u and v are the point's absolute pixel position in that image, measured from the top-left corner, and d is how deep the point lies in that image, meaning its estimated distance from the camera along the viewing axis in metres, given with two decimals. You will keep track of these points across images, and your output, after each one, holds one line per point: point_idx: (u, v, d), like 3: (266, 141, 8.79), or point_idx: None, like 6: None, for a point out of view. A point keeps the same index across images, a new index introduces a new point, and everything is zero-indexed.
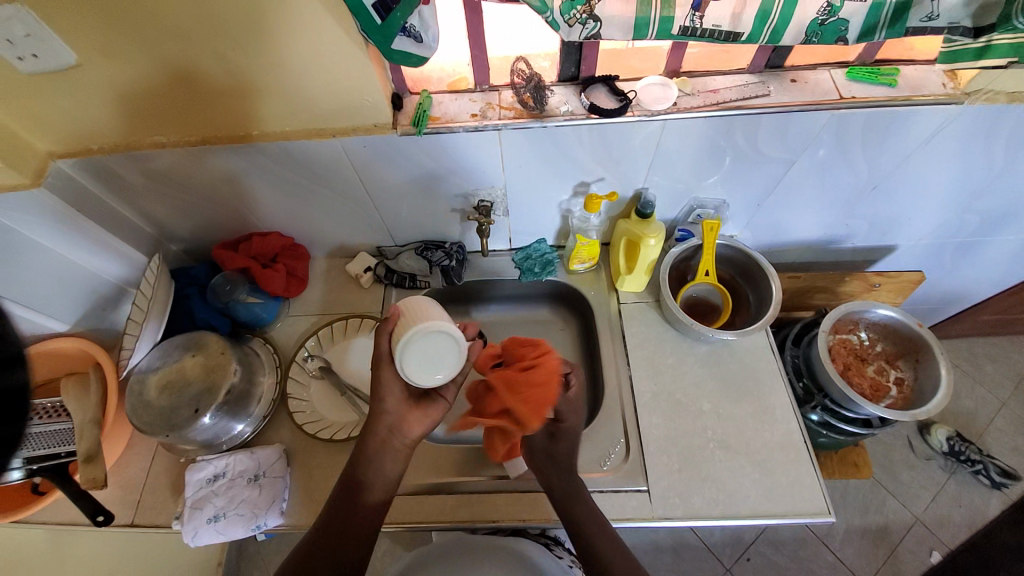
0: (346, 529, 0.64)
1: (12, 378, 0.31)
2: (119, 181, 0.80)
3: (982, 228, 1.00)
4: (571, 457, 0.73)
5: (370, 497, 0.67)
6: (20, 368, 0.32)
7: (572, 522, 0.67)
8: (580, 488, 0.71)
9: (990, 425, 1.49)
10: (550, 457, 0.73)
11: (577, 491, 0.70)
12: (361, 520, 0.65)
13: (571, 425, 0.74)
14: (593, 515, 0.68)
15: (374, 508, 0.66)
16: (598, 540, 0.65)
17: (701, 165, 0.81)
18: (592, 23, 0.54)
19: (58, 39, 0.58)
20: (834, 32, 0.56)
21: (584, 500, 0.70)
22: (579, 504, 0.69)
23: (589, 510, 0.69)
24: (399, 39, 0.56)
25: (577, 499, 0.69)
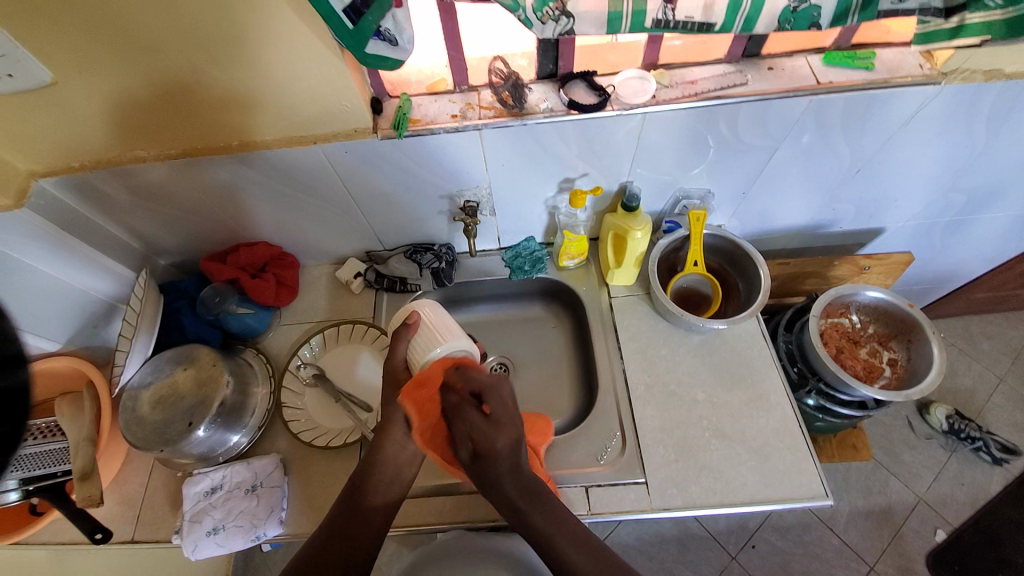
0: (354, 531, 0.64)
1: (15, 377, 0.36)
2: (103, 197, 0.80)
3: (967, 206, 1.00)
4: (515, 469, 0.64)
5: (375, 496, 0.66)
6: (20, 369, 0.37)
7: (531, 529, 0.63)
8: (539, 496, 0.65)
9: (988, 401, 1.49)
10: (491, 478, 0.64)
11: (534, 500, 0.64)
12: (364, 520, 0.65)
13: (499, 446, 0.63)
14: (555, 520, 0.63)
15: (372, 512, 0.65)
16: (568, 547, 0.62)
17: (684, 156, 0.81)
18: (565, 20, 0.54)
19: (31, 58, 0.58)
20: (805, 18, 0.56)
21: (545, 506, 0.64)
22: (539, 512, 0.64)
23: (553, 518, 0.64)
24: (373, 43, 0.56)
25: (534, 508, 0.64)
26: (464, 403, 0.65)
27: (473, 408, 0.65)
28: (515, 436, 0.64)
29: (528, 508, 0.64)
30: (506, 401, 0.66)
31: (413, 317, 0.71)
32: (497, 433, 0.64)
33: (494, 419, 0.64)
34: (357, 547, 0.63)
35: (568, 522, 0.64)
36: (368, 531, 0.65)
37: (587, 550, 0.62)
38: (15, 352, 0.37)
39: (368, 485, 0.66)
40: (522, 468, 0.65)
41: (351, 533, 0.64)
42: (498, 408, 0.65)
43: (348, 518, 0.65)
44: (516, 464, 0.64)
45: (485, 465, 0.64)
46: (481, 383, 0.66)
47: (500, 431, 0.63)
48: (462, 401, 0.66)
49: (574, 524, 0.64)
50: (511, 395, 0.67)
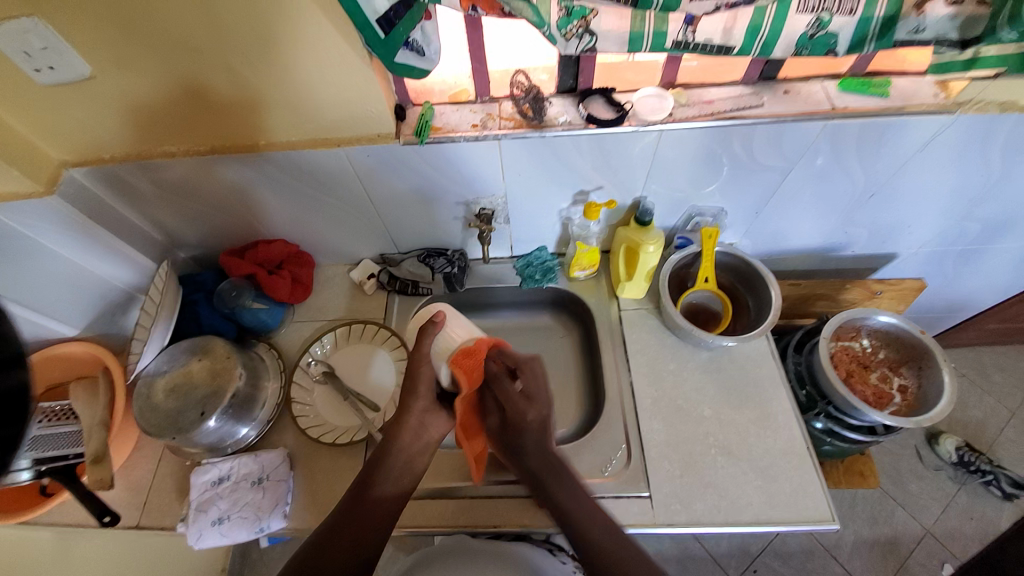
0: (364, 518, 0.65)
1: (19, 377, 0.37)
2: (130, 189, 0.82)
3: (981, 236, 1.00)
4: (542, 439, 0.73)
5: (384, 488, 0.68)
6: (21, 367, 0.37)
7: (553, 499, 0.68)
8: (560, 471, 0.70)
9: (999, 435, 1.47)
10: (519, 446, 0.73)
11: (555, 474, 0.70)
12: (375, 508, 0.66)
13: (530, 417, 0.73)
14: (574, 498, 0.68)
15: (373, 505, 0.67)
16: (588, 526, 0.64)
17: (698, 174, 0.82)
18: (588, 38, 0.56)
19: (74, 52, 0.61)
20: (823, 44, 0.57)
21: (564, 480, 0.70)
22: (556, 484, 0.69)
23: (572, 494, 0.68)
24: (403, 53, 0.58)
25: (554, 482, 0.69)
26: (503, 375, 0.75)
27: (508, 381, 0.75)
28: (545, 411, 0.74)
29: (549, 483, 0.69)
30: (537, 379, 0.76)
31: (439, 315, 0.72)
32: (536, 401, 0.74)
33: (528, 393, 0.74)
34: (368, 534, 0.64)
35: (584, 499, 0.67)
36: (379, 518, 0.66)
37: (598, 527, 0.64)
38: (15, 352, 0.37)
39: (379, 475, 0.68)
40: (547, 441, 0.73)
41: (360, 521, 0.65)
42: (537, 382, 0.75)
43: (359, 505, 0.66)
44: (545, 433, 0.74)
45: (514, 433, 0.74)
46: (517, 360, 0.75)
47: (531, 405, 0.73)
48: (500, 373, 0.75)
49: (586, 498, 0.68)
50: (543, 375, 0.76)
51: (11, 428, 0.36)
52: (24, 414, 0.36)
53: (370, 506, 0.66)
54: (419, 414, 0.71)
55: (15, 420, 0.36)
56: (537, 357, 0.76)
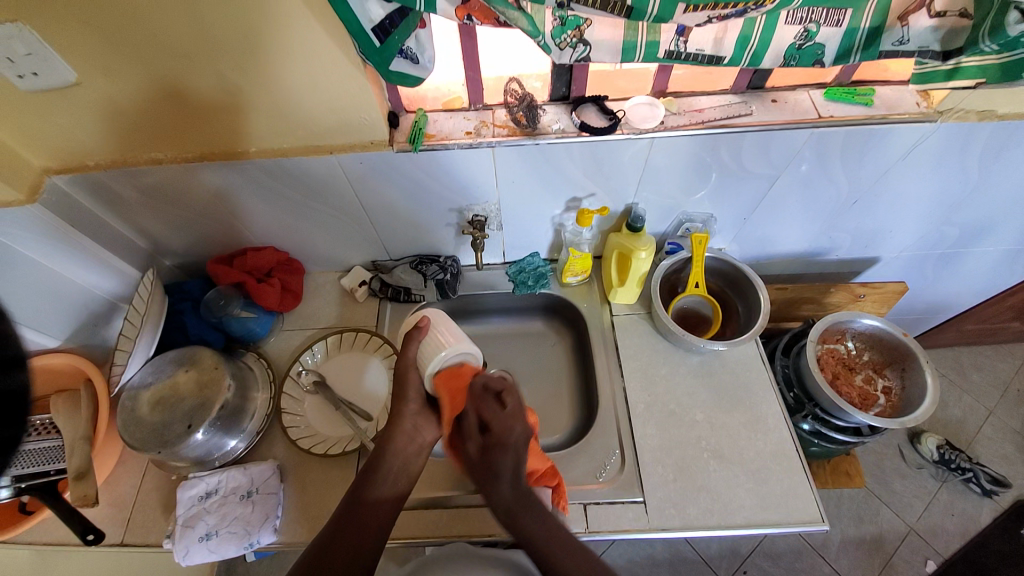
0: (360, 528, 0.63)
1: (15, 380, 0.32)
2: (114, 196, 0.80)
3: (960, 240, 1.03)
4: (518, 467, 0.69)
5: (379, 497, 0.66)
6: (19, 369, 0.33)
7: (522, 529, 0.66)
8: (530, 501, 0.68)
9: (978, 433, 1.51)
10: (493, 475, 0.69)
11: (526, 506, 0.68)
12: (370, 517, 0.65)
13: (515, 434, 0.70)
14: (546, 525, 0.66)
15: (370, 509, 0.65)
16: (557, 554, 0.63)
17: (688, 181, 0.83)
18: (582, 47, 0.57)
19: (60, 58, 0.60)
20: (810, 56, 0.59)
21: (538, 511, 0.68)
22: (529, 515, 0.67)
23: (544, 523, 0.66)
24: (398, 61, 0.58)
25: (524, 513, 0.67)
26: (485, 397, 0.70)
27: (492, 402, 0.71)
28: (521, 434, 0.71)
29: (518, 515, 0.67)
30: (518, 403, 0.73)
31: (423, 322, 0.71)
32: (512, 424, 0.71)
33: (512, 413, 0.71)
34: (365, 542, 0.63)
35: (557, 528, 0.66)
36: (376, 526, 0.65)
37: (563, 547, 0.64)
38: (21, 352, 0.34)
39: (373, 484, 0.67)
40: (520, 468, 0.70)
41: (356, 529, 0.63)
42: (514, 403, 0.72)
43: (355, 514, 0.64)
44: (519, 464, 0.70)
45: (488, 460, 0.69)
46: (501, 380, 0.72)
47: (509, 431, 0.70)
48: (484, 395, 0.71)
49: (555, 522, 0.67)
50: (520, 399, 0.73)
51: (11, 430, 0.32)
52: (21, 416, 0.32)
53: (366, 514, 0.65)
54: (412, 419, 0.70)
55: (14, 423, 0.32)
56: (515, 383, 0.74)
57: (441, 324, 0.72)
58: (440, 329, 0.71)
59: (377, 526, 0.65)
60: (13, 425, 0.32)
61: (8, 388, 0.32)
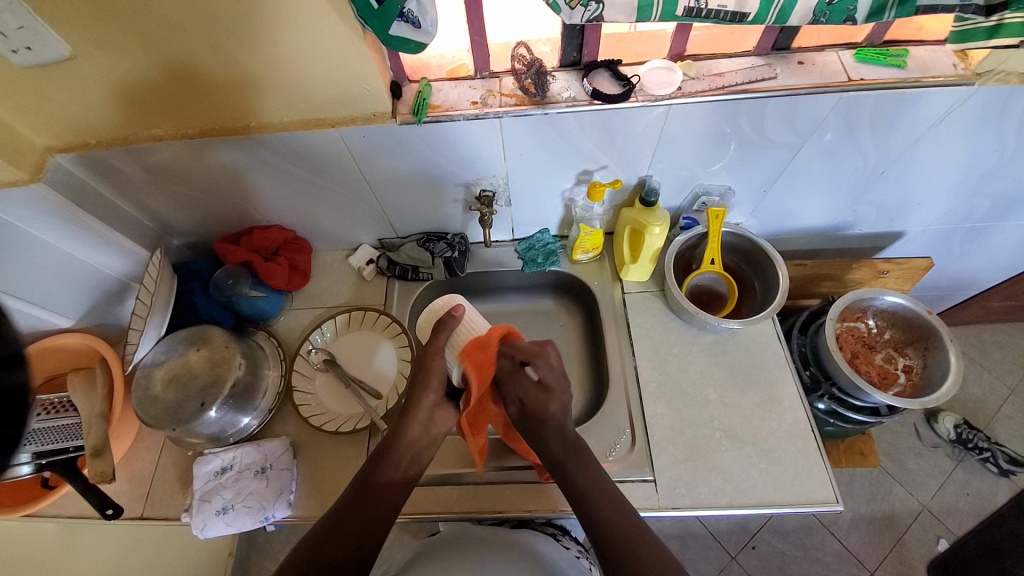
0: (370, 507, 0.64)
1: (14, 377, 0.34)
2: (118, 175, 0.79)
3: (991, 213, 0.98)
4: (563, 426, 0.70)
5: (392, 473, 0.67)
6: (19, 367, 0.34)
7: (570, 479, 0.66)
8: (579, 452, 0.68)
9: (998, 412, 1.47)
10: (540, 434, 0.70)
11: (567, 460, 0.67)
12: (376, 496, 0.65)
13: (553, 407, 0.69)
14: (589, 475, 0.66)
15: (379, 491, 0.66)
16: (601, 503, 0.63)
17: (705, 152, 0.79)
18: (594, 6, 0.53)
19: (51, 32, 0.58)
20: (841, 13, 0.54)
21: (584, 463, 0.68)
22: (576, 465, 0.67)
23: (588, 473, 0.66)
24: (397, 25, 0.55)
25: (571, 463, 0.67)
26: (517, 368, 0.72)
27: (524, 374, 0.71)
28: (567, 399, 0.71)
29: (565, 463, 0.67)
30: (554, 368, 0.72)
31: (457, 309, 0.74)
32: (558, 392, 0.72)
33: (545, 384, 0.71)
34: (372, 522, 0.63)
35: (600, 477, 0.66)
36: (383, 509, 0.65)
37: (601, 492, 0.64)
38: (15, 351, 0.35)
39: (384, 468, 0.67)
40: (567, 429, 0.70)
41: (365, 506, 0.64)
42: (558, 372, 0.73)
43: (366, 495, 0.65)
44: (565, 423, 0.70)
45: (536, 423, 0.70)
46: (529, 350, 0.73)
47: (553, 396, 0.70)
48: (513, 367, 0.72)
49: (603, 477, 0.67)
50: (558, 360, 0.74)
51: (12, 427, 0.33)
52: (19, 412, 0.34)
53: (377, 491, 0.66)
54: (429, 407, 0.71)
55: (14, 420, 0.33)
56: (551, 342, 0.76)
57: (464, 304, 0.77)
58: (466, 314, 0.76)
59: (383, 506, 0.65)
60: (14, 421, 0.34)
61: (4, 385, 0.34)
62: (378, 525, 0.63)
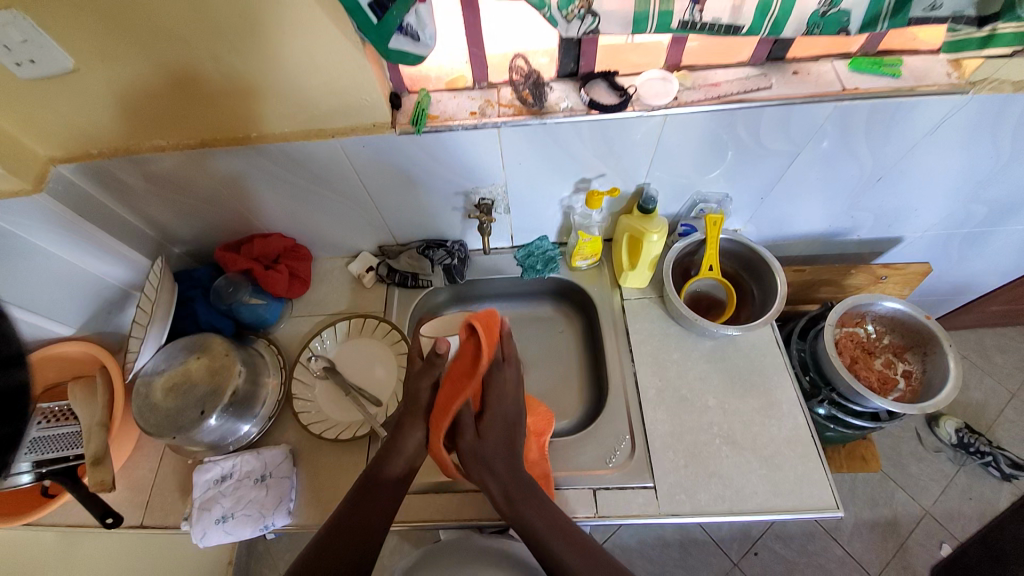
0: (366, 510, 0.66)
1: (14, 377, 0.36)
2: (120, 184, 0.80)
3: (988, 218, 0.98)
4: (514, 461, 0.71)
5: (389, 476, 0.69)
6: None
7: (519, 519, 0.66)
8: (535, 491, 0.69)
9: (999, 417, 1.47)
10: (488, 459, 0.70)
11: (528, 494, 0.68)
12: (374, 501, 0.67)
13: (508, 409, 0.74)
14: (543, 512, 0.67)
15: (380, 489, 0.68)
16: (556, 543, 0.64)
17: (702, 161, 0.80)
18: (590, 19, 0.54)
19: (54, 45, 0.58)
20: (835, 24, 0.55)
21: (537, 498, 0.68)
22: (529, 503, 0.67)
23: (541, 509, 0.67)
24: (396, 38, 0.56)
25: (520, 504, 0.67)
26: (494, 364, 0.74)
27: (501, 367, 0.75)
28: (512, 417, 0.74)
29: (517, 503, 0.67)
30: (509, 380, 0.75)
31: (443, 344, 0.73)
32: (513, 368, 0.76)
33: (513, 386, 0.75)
34: (371, 533, 0.65)
35: (549, 510, 0.67)
36: (377, 519, 0.66)
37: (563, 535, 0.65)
38: (16, 351, 0.37)
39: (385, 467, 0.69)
40: (514, 457, 0.71)
41: (363, 513, 0.66)
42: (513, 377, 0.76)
43: (367, 502, 0.67)
44: (510, 431, 0.73)
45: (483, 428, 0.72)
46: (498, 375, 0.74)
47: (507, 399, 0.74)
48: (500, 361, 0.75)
49: (554, 513, 0.67)
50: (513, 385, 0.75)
51: None
52: None
53: (375, 494, 0.67)
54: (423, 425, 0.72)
55: None
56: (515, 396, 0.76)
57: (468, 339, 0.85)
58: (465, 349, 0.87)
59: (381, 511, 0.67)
60: None
61: None
62: (374, 535, 0.65)
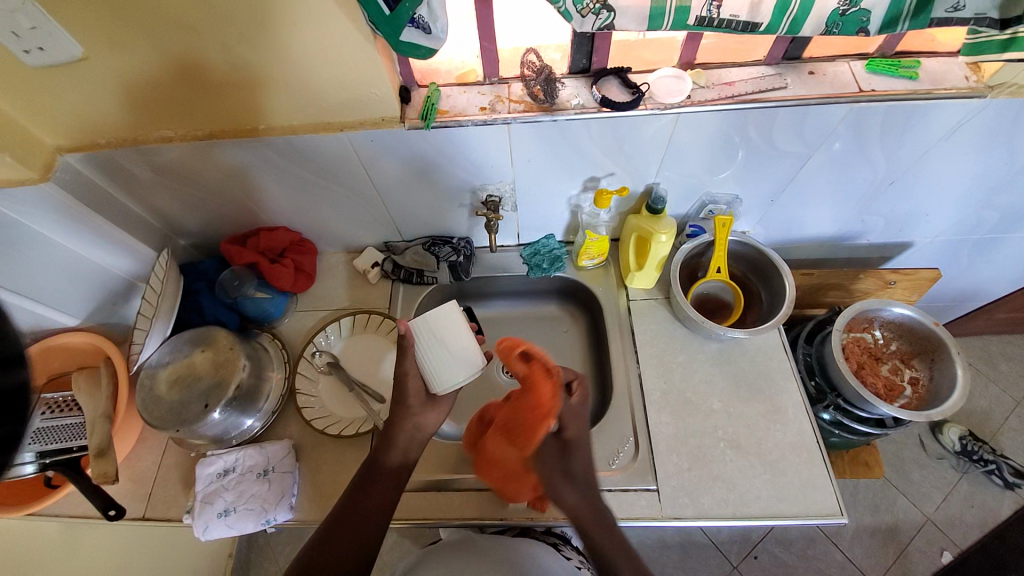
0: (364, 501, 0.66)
1: (15, 377, 0.32)
2: (127, 175, 0.79)
3: (1000, 225, 0.97)
4: (588, 483, 0.66)
5: (389, 465, 0.69)
6: (21, 367, 0.33)
7: (591, 547, 0.61)
8: (603, 518, 0.63)
9: (1004, 424, 1.46)
10: (558, 490, 0.64)
11: (599, 524, 0.62)
12: (376, 493, 0.67)
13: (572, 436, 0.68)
14: (617, 543, 0.62)
15: (379, 479, 0.68)
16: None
17: (713, 161, 0.79)
18: (606, 13, 0.53)
19: (62, 32, 0.58)
20: (854, 23, 0.54)
21: (608, 526, 0.63)
22: (603, 531, 0.62)
23: (614, 538, 0.62)
24: (407, 31, 0.55)
25: (594, 533, 0.62)
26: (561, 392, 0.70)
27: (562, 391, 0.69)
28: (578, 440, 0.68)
29: (590, 529, 0.62)
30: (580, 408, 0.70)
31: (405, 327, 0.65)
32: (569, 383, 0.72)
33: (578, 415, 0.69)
34: (372, 525, 0.64)
35: (620, 537, 0.62)
36: (377, 508, 0.66)
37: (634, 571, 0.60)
38: (17, 350, 0.33)
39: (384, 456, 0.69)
40: (588, 482, 0.66)
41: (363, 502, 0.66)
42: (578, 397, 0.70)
43: (368, 492, 0.66)
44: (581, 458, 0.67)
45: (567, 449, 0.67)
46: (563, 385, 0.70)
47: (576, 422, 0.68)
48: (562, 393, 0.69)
49: (623, 538, 0.63)
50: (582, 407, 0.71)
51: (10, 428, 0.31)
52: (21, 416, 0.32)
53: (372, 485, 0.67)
54: (414, 415, 0.70)
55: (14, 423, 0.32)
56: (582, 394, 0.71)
57: (445, 316, 0.68)
58: (442, 335, 0.68)
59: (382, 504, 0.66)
60: (14, 423, 0.32)
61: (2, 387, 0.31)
62: (375, 523, 0.65)
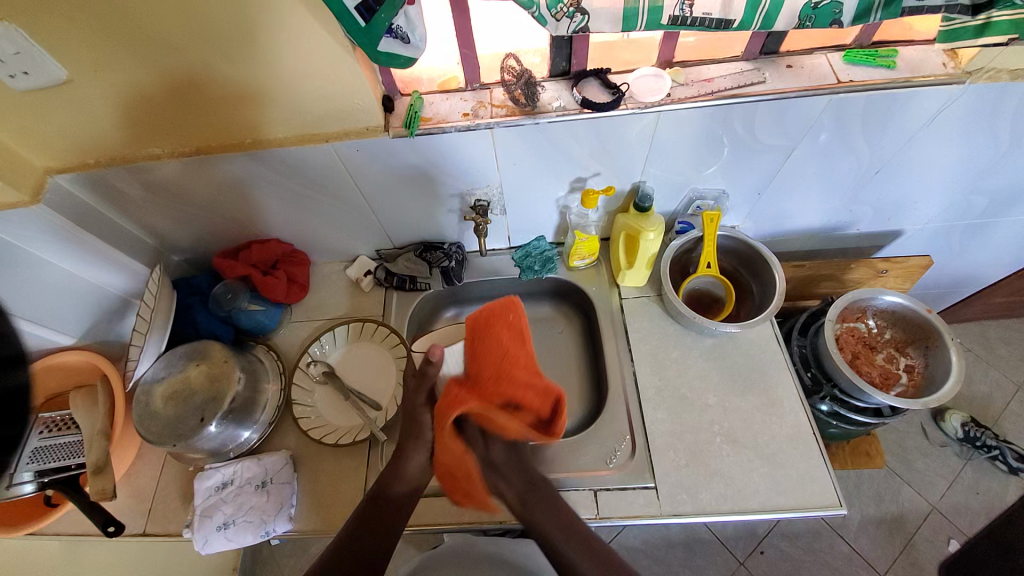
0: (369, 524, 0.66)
1: (10, 380, 0.36)
2: (118, 193, 0.80)
3: (988, 210, 0.98)
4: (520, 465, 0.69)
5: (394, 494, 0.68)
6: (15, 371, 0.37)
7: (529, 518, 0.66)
8: (538, 484, 0.68)
9: (1005, 409, 1.46)
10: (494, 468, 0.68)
11: (534, 493, 0.67)
12: (383, 519, 0.67)
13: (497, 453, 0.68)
14: (553, 512, 0.66)
15: (387, 506, 0.67)
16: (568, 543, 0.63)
17: (698, 157, 0.80)
18: (579, 17, 0.53)
19: (48, 56, 0.59)
20: (827, 15, 0.54)
21: (543, 494, 0.68)
22: (534, 496, 0.67)
23: (547, 506, 0.66)
24: (386, 41, 0.55)
25: (533, 490, 0.67)
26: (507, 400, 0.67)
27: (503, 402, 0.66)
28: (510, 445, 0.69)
29: (528, 487, 0.67)
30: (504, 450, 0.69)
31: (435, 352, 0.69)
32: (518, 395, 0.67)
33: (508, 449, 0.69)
34: (378, 546, 0.65)
35: (561, 513, 0.66)
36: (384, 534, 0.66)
37: (581, 540, 0.64)
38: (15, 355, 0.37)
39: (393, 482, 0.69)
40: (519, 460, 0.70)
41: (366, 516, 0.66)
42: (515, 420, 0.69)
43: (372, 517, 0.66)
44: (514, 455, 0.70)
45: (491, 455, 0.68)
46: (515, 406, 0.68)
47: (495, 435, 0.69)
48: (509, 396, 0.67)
49: (568, 516, 0.66)
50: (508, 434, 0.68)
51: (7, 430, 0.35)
52: None
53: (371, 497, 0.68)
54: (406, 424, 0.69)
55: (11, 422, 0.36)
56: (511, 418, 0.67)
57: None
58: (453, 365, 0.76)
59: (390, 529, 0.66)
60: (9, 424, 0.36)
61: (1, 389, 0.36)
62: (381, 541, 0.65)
